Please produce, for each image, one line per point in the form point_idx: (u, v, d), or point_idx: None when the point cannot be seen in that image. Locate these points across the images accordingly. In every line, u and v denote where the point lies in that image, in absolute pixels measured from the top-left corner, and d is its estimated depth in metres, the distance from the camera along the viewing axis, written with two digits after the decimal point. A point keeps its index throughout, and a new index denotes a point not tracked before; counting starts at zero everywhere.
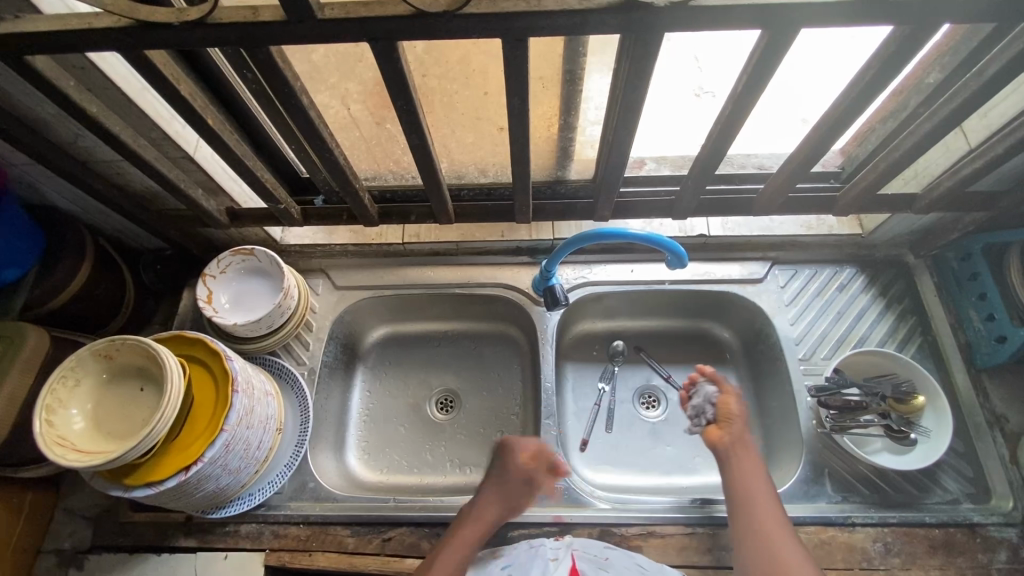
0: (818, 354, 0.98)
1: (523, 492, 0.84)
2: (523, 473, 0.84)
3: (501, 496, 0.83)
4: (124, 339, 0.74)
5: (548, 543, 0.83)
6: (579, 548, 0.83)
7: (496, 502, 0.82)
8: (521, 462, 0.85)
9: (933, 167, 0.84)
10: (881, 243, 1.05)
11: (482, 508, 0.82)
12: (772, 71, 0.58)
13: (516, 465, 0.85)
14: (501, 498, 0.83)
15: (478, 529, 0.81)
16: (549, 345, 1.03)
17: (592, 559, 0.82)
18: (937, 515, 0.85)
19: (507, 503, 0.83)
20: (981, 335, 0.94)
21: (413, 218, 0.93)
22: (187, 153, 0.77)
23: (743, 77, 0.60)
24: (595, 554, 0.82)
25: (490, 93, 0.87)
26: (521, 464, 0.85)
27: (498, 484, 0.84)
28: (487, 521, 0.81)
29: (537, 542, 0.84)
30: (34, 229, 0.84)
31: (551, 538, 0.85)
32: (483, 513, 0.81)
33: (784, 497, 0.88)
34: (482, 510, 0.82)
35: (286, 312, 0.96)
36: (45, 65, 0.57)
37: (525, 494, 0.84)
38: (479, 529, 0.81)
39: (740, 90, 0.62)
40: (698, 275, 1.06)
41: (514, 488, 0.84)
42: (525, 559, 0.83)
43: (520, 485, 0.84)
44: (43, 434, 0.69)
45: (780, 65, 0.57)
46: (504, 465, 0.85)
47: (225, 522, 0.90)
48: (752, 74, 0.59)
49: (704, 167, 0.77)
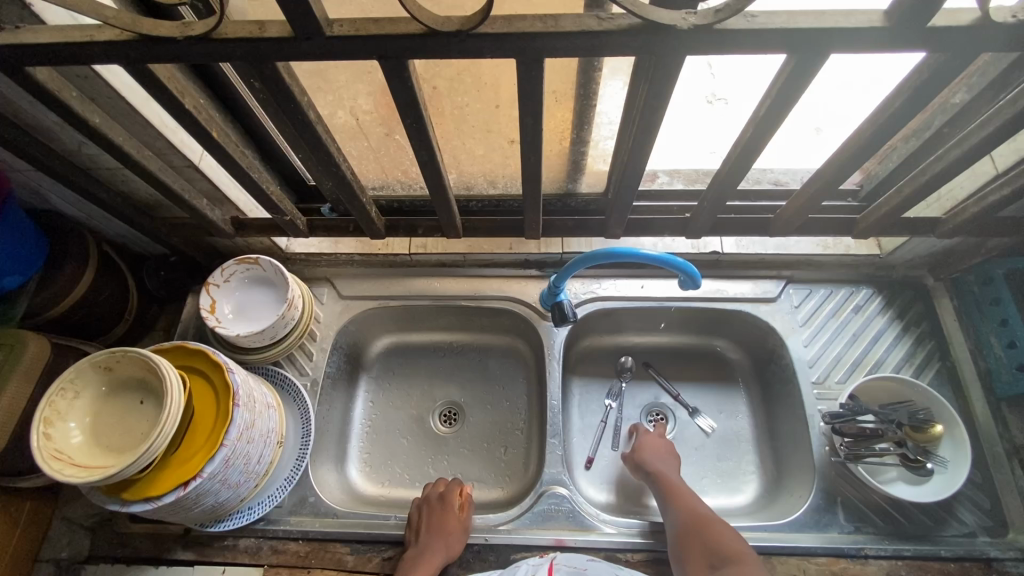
0: (832, 378, 0.96)
1: (457, 534, 0.83)
2: (459, 518, 0.86)
3: (441, 541, 0.81)
4: (125, 351, 0.73)
5: (527, 559, 0.81)
6: (559, 560, 0.80)
7: (440, 546, 0.80)
8: (451, 511, 0.86)
9: (958, 190, 0.81)
10: (900, 264, 1.03)
11: (426, 554, 0.79)
12: (797, 95, 0.56)
13: (449, 511, 0.86)
14: (443, 544, 0.81)
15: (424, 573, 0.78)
16: (556, 361, 1.01)
17: (572, 569, 0.78)
18: (952, 548, 0.83)
19: (447, 546, 0.81)
20: (1002, 363, 0.90)
21: (420, 231, 0.92)
22: (192, 163, 0.75)
23: (765, 100, 0.58)
24: (574, 567, 0.79)
25: (501, 106, 0.83)
26: (451, 513, 0.85)
27: (434, 534, 0.81)
28: (432, 564, 0.78)
29: (517, 563, 0.82)
30: (37, 236, 0.83)
31: (534, 557, 0.82)
32: (427, 558, 0.79)
33: (795, 525, 0.86)
34: (425, 558, 0.79)
35: (290, 322, 0.94)
36: (47, 76, 0.55)
37: (461, 536, 0.84)
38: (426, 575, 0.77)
39: (762, 113, 0.60)
40: (710, 292, 1.03)
41: (451, 533, 0.83)
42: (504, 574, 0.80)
43: (458, 526, 0.84)
44: (40, 448, 0.68)
45: (804, 89, 0.55)
46: (440, 514, 0.85)
47: (223, 535, 0.88)
48: (774, 97, 0.57)
49: (721, 187, 0.75)
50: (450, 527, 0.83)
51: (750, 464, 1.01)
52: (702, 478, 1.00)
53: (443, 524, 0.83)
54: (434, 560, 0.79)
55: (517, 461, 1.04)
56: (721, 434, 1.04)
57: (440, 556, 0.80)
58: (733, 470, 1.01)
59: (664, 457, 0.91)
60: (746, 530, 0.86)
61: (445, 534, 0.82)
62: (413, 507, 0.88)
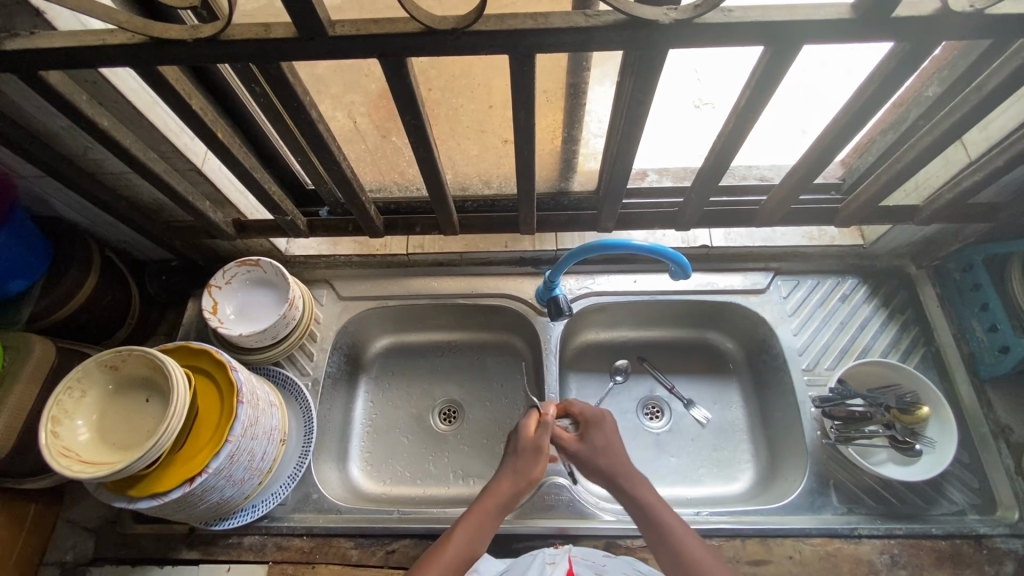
0: (822, 365, 0.99)
1: (534, 462, 0.79)
2: (535, 442, 0.81)
3: (512, 473, 0.78)
4: (131, 350, 0.75)
5: (546, 548, 0.82)
6: (576, 554, 0.82)
7: (510, 478, 0.78)
8: (527, 436, 0.81)
9: (934, 178, 0.85)
10: (883, 253, 1.06)
11: (500, 490, 0.76)
12: (774, 86, 0.59)
13: (529, 438, 0.81)
14: (513, 475, 0.78)
15: (485, 508, 0.75)
16: (553, 356, 1.03)
17: (591, 563, 0.80)
18: (943, 526, 0.85)
19: (518, 476, 0.78)
20: (984, 345, 0.94)
21: (417, 229, 0.93)
22: (196, 166, 0.78)
23: (745, 92, 0.61)
24: (592, 560, 0.81)
25: (495, 106, 0.90)
26: (524, 438, 0.81)
27: (512, 469, 0.79)
28: (501, 494, 0.76)
29: (534, 551, 0.83)
30: (42, 241, 0.85)
31: (549, 547, 0.83)
32: (493, 491, 0.77)
33: (790, 508, 0.88)
34: (490, 490, 0.77)
35: (292, 322, 0.96)
36: (58, 79, 0.57)
37: (538, 460, 0.79)
38: (491, 507, 0.75)
39: (742, 106, 0.63)
40: (701, 285, 1.06)
41: (523, 460, 0.79)
42: (522, 562, 0.80)
43: (533, 454, 0.80)
44: (48, 446, 0.69)
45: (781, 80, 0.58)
46: (519, 445, 0.81)
47: (227, 534, 0.89)
48: (753, 89, 0.60)
49: (707, 180, 0.78)
50: (525, 456, 0.80)
51: (745, 453, 1.03)
52: (698, 468, 1.02)
53: (524, 454, 0.80)
54: (501, 489, 0.77)
55: None
56: (716, 425, 1.06)
57: (510, 486, 0.77)
58: (729, 459, 1.03)
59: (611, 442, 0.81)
60: (742, 514, 0.87)
61: (517, 465, 0.79)
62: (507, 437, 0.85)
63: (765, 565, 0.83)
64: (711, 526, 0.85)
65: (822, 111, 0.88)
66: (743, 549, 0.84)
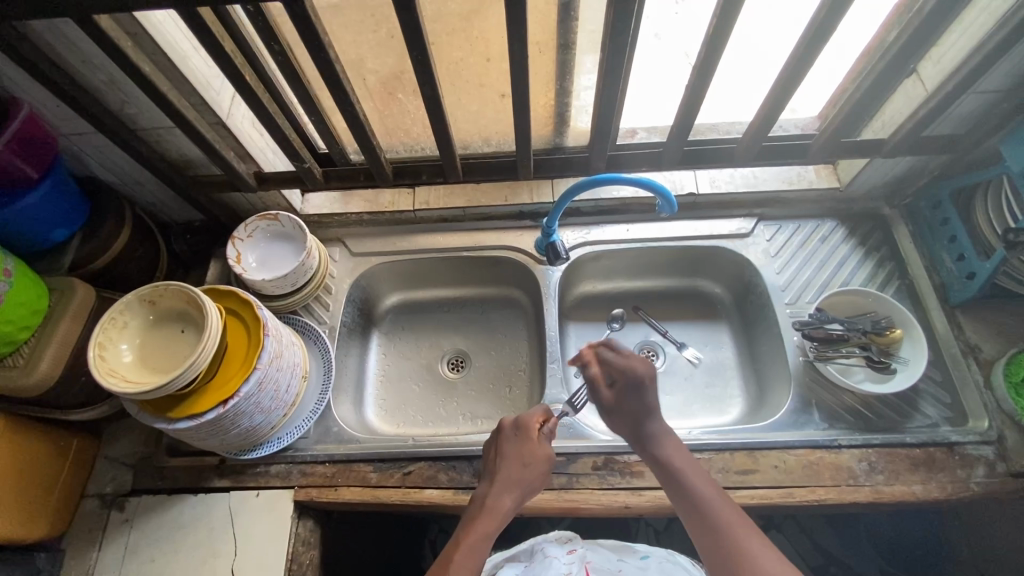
0: (803, 299, 1.06)
1: (533, 473, 0.81)
2: (534, 451, 0.82)
3: (511, 483, 0.79)
4: (167, 284, 0.82)
5: (561, 556, 0.88)
6: (592, 559, 0.90)
7: (514, 489, 0.79)
8: (525, 447, 0.83)
9: (898, 114, 0.94)
10: (860, 197, 1.13)
11: (503, 507, 0.77)
12: None
13: (532, 444, 0.83)
14: (515, 486, 0.79)
15: (490, 520, 0.75)
16: (553, 300, 1.11)
17: (606, 569, 0.89)
18: (917, 435, 0.92)
19: (519, 488, 0.79)
20: (954, 274, 1.00)
21: (423, 177, 1.02)
22: (222, 118, 0.86)
23: None
24: (609, 568, 0.89)
25: (492, 60, 0.97)
26: (525, 449, 0.82)
27: (509, 484, 0.79)
28: (504, 510, 0.77)
29: (546, 552, 0.89)
30: (80, 195, 0.93)
31: (560, 549, 0.90)
32: (497, 503, 0.77)
33: (775, 425, 0.95)
34: (495, 503, 0.77)
35: (309, 271, 1.04)
36: (107, 25, 0.67)
37: (540, 470, 0.81)
38: (497, 522, 0.76)
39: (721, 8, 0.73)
40: (689, 232, 1.13)
41: (523, 472, 0.80)
42: (538, 568, 0.87)
43: (533, 466, 0.81)
44: (97, 365, 0.77)
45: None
46: (518, 453, 0.82)
47: (255, 463, 0.96)
48: None
49: (688, 110, 0.89)
50: (528, 465, 0.81)
51: (736, 387, 1.10)
52: (691, 403, 1.08)
53: (523, 468, 0.80)
54: (505, 503, 0.77)
55: (522, 397, 1.12)
56: (707, 364, 1.13)
57: (513, 497, 0.78)
58: (720, 393, 1.10)
59: (654, 395, 0.83)
60: (730, 433, 0.94)
61: (518, 477, 0.79)
62: (493, 438, 0.86)
63: (751, 473, 0.90)
64: (699, 441, 0.92)
65: (779, 55, 0.94)
66: (731, 460, 0.91)
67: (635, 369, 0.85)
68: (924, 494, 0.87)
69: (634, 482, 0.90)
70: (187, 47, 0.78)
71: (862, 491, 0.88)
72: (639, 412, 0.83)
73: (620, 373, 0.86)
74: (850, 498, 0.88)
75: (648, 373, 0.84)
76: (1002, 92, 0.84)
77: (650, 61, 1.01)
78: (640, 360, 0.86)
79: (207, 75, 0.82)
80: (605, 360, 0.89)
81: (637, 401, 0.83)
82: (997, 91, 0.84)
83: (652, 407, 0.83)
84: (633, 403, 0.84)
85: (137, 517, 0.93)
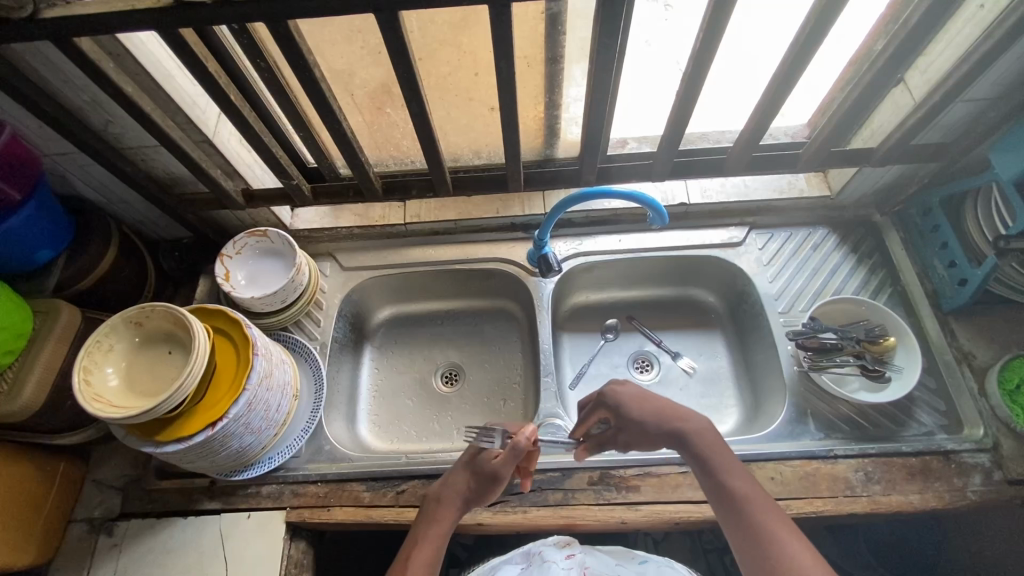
0: (796, 307, 1.06)
1: (489, 483, 0.80)
2: (495, 463, 0.80)
3: (464, 486, 0.80)
4: (153, 305, 0.80)
5: (560, 562, 0.86)
6: (590, 565, 0.88)
7: (464, 492, 0.79)
8: (491, 460, 0.80)
9: (886, 123, 0.94)
10: (850, 204, 1.13)
11: (449, 505, 0.78)
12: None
13: (491, 456, 0.80)
14: (466, 489, 0.79)
15: (438, 521, 0.77)
16: (545, 312, 1.10)
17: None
18: (913, 444, 0.91)
19: (472, 494, 0.80)
20: (945, 281, 1.00)
21: (413, 191, 1.02)
22: (208, 136, 0.86)
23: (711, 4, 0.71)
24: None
25: (480, 73, 0.95)
26: (488, 461, 0.80)
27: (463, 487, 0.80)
28: (452, 510, 0.78)
29: (545, 557, 0.88)
30: (65, 215, 0.92)
31: (559, 554, 0.88)
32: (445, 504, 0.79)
33: (771, 436, 0.95)
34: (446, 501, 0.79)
35: (299, 288, 1.03)
36: (88, 46, 0.66)
37: (494, 483, 0.80)
38: (446, 521, 0.78)
39: (711, 15, 0.72)
40: (682, 242, 1.13)
41: (481, 481, 0.80)
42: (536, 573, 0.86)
43: (491, 477, 0.79)
44: (82, 391, 0.76)
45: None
46: (477, 463, 0.81)
47: (246, 484, 0.95)
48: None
49: (677, 121, 0.89)
50: (482, 476, 0.80)
51: (731, 397, 1.10)
52: (687, 413, 1.08)
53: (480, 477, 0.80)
54: (455, 505, 0.79)
55: (517, 410, 1.12)
56: (702, 373, 1.13)
57: (462, 501, 0.79)
58: (716, 403, 1.09)
59: (633, 392, 0.84)
60: (726, 444, 0.94)
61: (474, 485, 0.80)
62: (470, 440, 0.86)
63: None
64: None
65: (766, 69, 0.95)
66: None
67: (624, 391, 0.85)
68: (921, 503, 0.87)
69: (630, 497, 0.90)
70: (171, 66, 0.77)
71: (860, 502, 0.88)
72: (638, 426, 0.82)
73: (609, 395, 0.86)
74: (848, 509, 0.87)
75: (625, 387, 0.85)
76: (989, 100, 0.85)
77: (640, 69, 0.99)
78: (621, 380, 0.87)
79: (192, 93, 0.81)
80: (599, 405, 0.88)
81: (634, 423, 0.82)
82: (983, 99, 0.85)
83: (661, 410, 0.81)
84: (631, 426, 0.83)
85: (125, 542, 0.92)
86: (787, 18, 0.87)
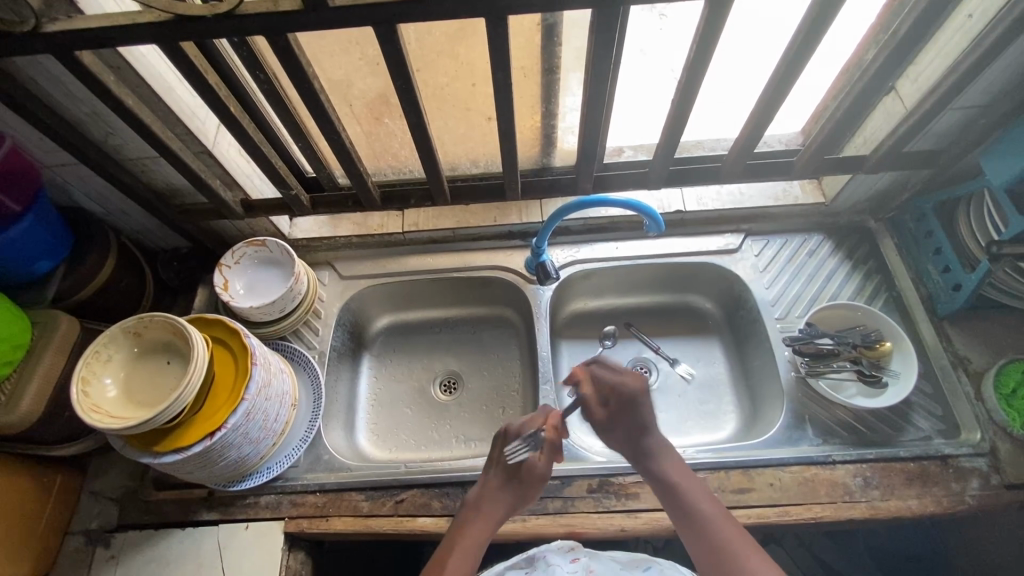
0: (793, 313, 1.06)
1: (535, 487, 0.82)
2: (539, 469, 0.82)
3: (506, 495, 0.82)
4: (152, 316, 0.81)
5: (564, 566, 0.85)
6: (595, 568, 0.87)
7: (505, 500, 0.81)
8: (535, 464, 0.82)
9: (879, 130, 0.96)
10: (845, 211, 1.14)
11: (491, 514, 0.80)
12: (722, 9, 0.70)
13: (534, 461, 0.82)
14: (508, 498, 0.81)
15: (485, 531, 0.79)
16: (543, 320, 1.11)
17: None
18: (911, 449, 0.92)
19: (518, 501, 0.82)
20: (940, 286, 1.01)
21: (411, 201, 1.03)
22: (207, 147, 0.87)
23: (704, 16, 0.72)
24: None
25: (477, 83, 0.96)
26: (532, 466, 0.82)
27: (502, 493, 0.82)
28: (495, 519, 0.80)
29: (549, 561, 0.86)
30: (64, 226, 0.92)
31: (563, 558, 0.86)
32: (492, 511, 0.80)
33: (769, 442, 0.95)
34: (488, 510, 0.81)
35: (298, 297, 1.03)
36: (90, 60, 0.67)
37: (539, 486, 0.83)
38: (489, 531, 0.79)
39: (704, 26, 0.73)
40: (678, 249, 1.14)
41: (526, 487, 0.82)
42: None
43: (537, 480, 0.82)
44: (80, 402, 0.75)
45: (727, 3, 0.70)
46: (518, 470, 0.83)
47: (244, 495, 0.94)
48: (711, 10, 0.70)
49: (672, 130, 0.90)
50: (526, 482, 0.82)
51: (730, 403, 1.10)
52: (686, 420, 1.08)
53: (524, 484, 0.82)
54: (497, 514, 0.80)
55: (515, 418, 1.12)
56: (700, 380, 1.13)
57: (505, 507, 0.81)
58: (715, 410, 1.09)
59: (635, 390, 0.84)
60: (725, 451, 0.94)
61: (519, 492, 0.82)
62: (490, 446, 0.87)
63: (746, 493, 0.89)
64: (695, 462, 0.92)
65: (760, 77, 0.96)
66: (727, 479, 0.91)
67: (631, 383, 0.85)
68: (920, 508, 0.87)
69: (629, 504, 0.89)
70: (171, 78, 0.78)
71: (859, 508, 0.88)
72: (634, 428, 0.84)
73: (614, 391, 0.85)
74: (847, 515, 0.87)
75: (642, 389, 0.84)
76: (979, 107, 0.85)
77: (635, 76, 1.00)
78: (632, 375, 0.86)
79: (191, 105, 0.82)
80: (599, 378, 0.87)
81: (637, 417, 0.84)
82: (975, 107, 0.86)
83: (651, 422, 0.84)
84: (630, 419, 0.84)
85: (122, 554, 0.91)
86: (781, 26, 0.88)
